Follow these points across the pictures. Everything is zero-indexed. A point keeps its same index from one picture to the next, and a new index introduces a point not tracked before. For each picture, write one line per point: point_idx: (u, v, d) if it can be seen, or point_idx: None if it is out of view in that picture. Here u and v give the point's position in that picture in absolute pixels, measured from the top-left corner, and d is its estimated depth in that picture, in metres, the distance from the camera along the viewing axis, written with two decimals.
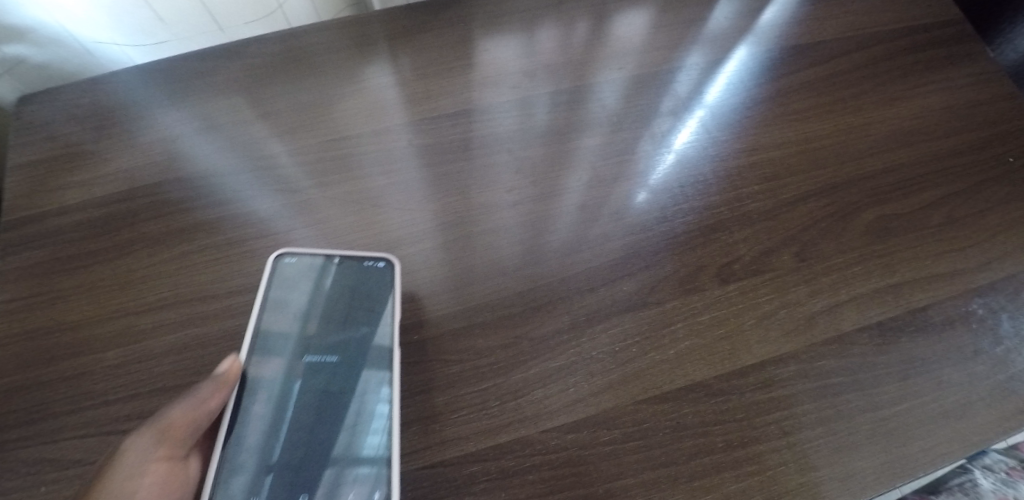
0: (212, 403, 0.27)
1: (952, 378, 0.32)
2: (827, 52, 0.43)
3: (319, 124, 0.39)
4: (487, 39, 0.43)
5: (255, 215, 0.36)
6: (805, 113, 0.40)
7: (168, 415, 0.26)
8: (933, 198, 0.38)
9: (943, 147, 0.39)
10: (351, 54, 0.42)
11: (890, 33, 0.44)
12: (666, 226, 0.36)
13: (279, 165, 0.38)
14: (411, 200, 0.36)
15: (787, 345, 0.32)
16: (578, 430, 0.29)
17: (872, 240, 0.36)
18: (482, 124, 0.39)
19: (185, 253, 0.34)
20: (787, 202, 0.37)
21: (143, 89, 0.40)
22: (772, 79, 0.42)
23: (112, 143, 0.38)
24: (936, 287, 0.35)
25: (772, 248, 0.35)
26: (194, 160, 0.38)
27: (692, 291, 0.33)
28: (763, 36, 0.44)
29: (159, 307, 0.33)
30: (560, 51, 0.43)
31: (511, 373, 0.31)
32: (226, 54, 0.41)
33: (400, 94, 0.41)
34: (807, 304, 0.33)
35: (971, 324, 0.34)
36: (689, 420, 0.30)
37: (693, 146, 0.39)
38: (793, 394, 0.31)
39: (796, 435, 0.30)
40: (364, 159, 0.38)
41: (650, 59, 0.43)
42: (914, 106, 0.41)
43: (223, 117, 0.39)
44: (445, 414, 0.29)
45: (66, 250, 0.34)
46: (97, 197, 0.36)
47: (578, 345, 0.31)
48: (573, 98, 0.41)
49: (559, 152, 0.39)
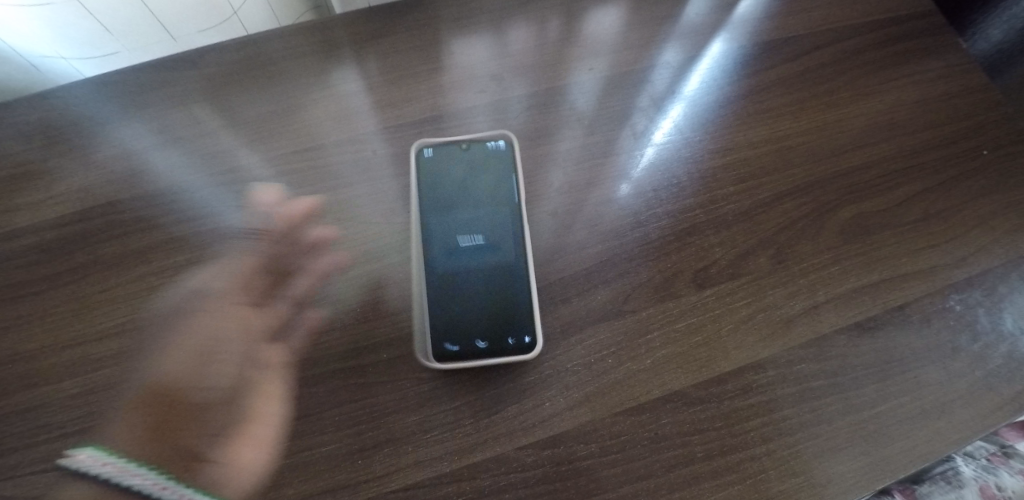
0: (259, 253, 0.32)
1: (929, 377, 0.32)
2: (801, 48, 0.42)
3: (283, 134, 0.38)
4: (455, 41, 0.42)
5: (218, 232, 0.34)
6: (779, 111, 0.40)
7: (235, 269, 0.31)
8: (908, 194, 0.37)
9: (918, 141, 0.39)
10: (314, 59, 0.41)
11: (864, 26, 0.43)
12: (643, 231, 0.35)
13: (243, 179, 0.36)
14: (380, 212, 0.35)
15: (765, 349, 0.32)
16: (555, 446, 0.29)
17: (849, 239, 0.35)
18: (453, 130, 0.38)
19: (144, 275, 0.33)
20: (764, 202, 0.36)
21: (94, 102, 0.38)
22: (747, 76, 0.41)
23: (65, 160, 0.36)
24: (913, 284, 0.35)
25: (748, 251, 0.34)
26: (153, 175, 0.36)
27: (668, 298, 0.33)
28: (737, 32, 0.43)
29: (117, 333, 0.31)
30: (532, 52, 0.42)
31: (484, 390, 0.30)
32: (182, 63, 0.40)
33: (367, 101, 0.39)
34: (785, 307, 0.33)
35: (949, 321, 0.34)
36: (667, 431, 0.29)
37: (669, 148, 0.38)
38: (772, 400, 0.31)
39: (775, 441, 0.30)
40: (330, 170, 0.37)
41: (623, 58, 0.42)
42: (888, 100, 0.40)
43: (183, 130, 0.38)
44: (418, 435, 0.29)
45: (18, 276, 0.33)
46: (49, 219, 0.34)
47: (553, 358, 0.31)
48: (547, 100, 0.40)
49: (534, 157, 0.38)
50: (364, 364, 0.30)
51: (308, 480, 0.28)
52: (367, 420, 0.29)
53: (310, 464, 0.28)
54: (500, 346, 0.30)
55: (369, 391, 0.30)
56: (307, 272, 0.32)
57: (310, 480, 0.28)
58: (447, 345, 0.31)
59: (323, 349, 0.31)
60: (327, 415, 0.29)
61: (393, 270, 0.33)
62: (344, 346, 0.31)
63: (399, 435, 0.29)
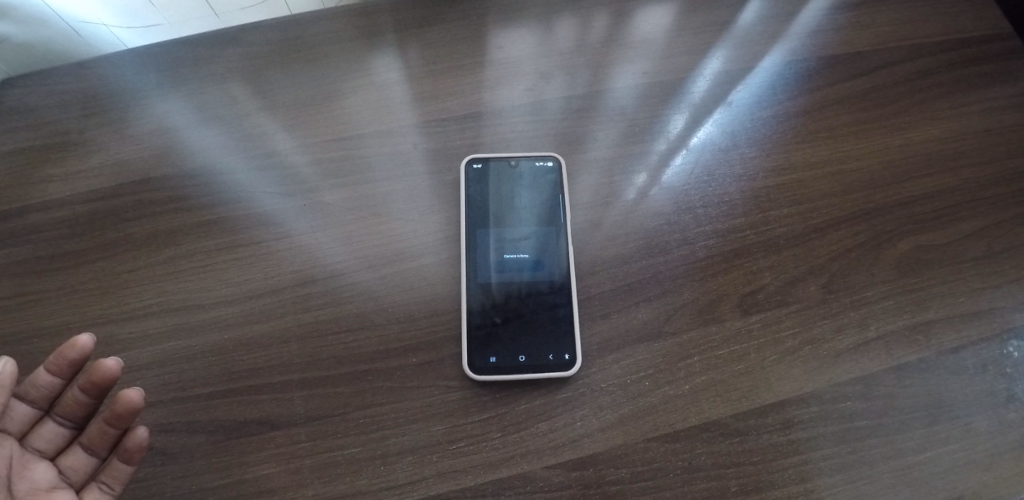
0: (41, 390, 0.26)
1: (986, 427, 0.29)
2: (866, 64, 0.40)
3: (320, 120, 0.37)
4: (501, 33, 0.40)
5: (250, 217, 0.33)
6: (838, 131, 0.38)
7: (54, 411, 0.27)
8: (972, 228, 0.35)
9: (985, 174, 0.37)
10: (355, 44, 0.39)
11: (933, 47, 0.41)
12: (687, 249, 0.33)
13: (278, 164, 0.35)
14: (416, 209, 0.34)
15: (810, 383, 0.30)
16: (584, 468, 0.28)
17: (904, 272, 0.33)
18: (494, 128, 0.37)
19: (174, 257, 0.32)
20: (817, 227, 0.34)
21: (135, 76, 0.37)
22: (806, 91, 0.39)
23: (101, 133, 0.36)
24: (972, 325, 0.32)
25: (798, 278, 0.33)
26: (187, 154, 0.35)
27: (711, 322, 0.31)
28: (798, 43, 0.41)
29: (145, 314, 0.31)
30: (580, 51, 0.40)
31: (515, 403, 0.29)
32: (224, 40, 0.39)
33: (407, 91, 0.38)
34: (833, 341, 0.31)
35: (1005, 368, 0.31)
36: (701, 461, 0.28)
37: (719, 162, 0.37)
38: (812, 438, 0.29)
39: (814, 481, 0.28)
40: (366, 161, 0.35)
41: (676, 62, 0.40)
42: (955, 127, 0.38)
43: (220, 109, 0.37)
44: (444, 445, 0.28)
45: (48, 248, 0.32)
46: (81, 192, 0.34)
47: (588, 376, 0.30)
48: (594, 103, 0.38)
49: (578, 162, 0.36)
50: (392, 367, 0.29)
51: (329, 483, 0.27)
52: (392, 425, 0.28)
53: (332, 465, 0.27)
54: (541, 362, 0.29)
55: (396, 396, 0.29)
56: (109, 412, 0.25)
57: (331, 483, 0.27)
58: (488, 357, 0.29)
59: (352, 348, 0.30)
60: (352, 417, 0.28)
61: (427, 271, 0.32)
62: (374, 346, 0.30)
63: (425, 443, 0.28)
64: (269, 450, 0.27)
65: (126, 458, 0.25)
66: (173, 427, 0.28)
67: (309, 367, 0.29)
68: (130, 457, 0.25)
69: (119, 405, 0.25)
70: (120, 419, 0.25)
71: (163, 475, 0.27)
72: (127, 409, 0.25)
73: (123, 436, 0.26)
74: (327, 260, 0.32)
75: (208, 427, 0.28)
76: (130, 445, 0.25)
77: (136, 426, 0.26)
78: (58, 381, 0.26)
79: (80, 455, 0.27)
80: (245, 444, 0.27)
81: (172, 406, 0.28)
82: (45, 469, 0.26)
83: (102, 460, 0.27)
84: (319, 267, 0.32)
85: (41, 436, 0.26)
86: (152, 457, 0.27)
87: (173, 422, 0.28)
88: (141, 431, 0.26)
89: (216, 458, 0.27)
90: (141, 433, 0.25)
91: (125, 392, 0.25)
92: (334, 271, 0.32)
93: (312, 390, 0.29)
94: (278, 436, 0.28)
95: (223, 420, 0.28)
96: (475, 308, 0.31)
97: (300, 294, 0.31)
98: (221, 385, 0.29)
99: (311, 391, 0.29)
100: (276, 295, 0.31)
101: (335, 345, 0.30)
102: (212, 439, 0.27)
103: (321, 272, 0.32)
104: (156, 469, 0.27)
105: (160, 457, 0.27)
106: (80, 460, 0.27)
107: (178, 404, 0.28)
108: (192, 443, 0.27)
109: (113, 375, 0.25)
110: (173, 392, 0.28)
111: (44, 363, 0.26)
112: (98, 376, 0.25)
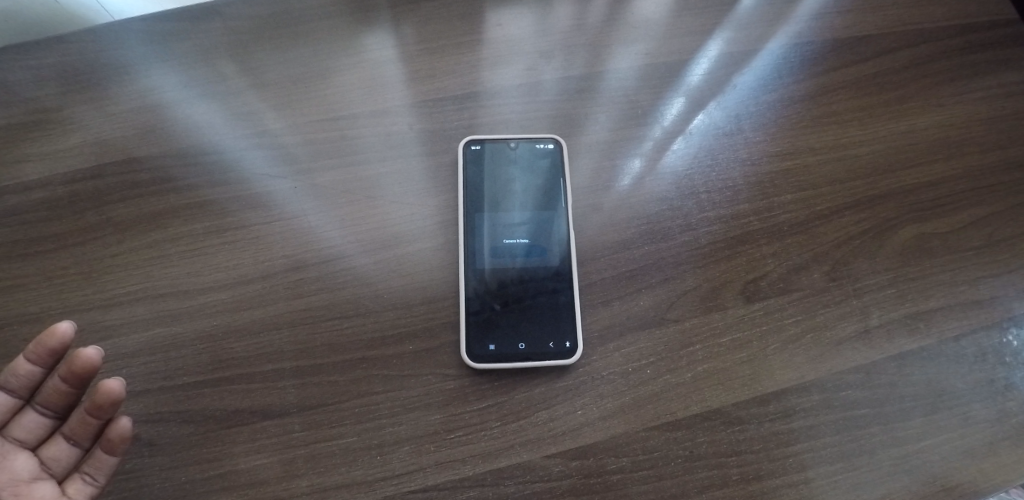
0: (20, 380, 0.25)
1: (984, 415, 0.29)
2: (872, 48, 0.39)
3: (311, 99, 0.35)
4: (498, 12, 0.39)
5: (241, 200, 0.32)
6: (844, 117, 0.37)
7: (33, 402, 0.26)
8: (975, 216, 0.34)
9: (988, 161, 0.36)
10: (348, 21, 0.38)
11: (941, 31, 0.40)
12: (690, 235, 0.33)
13: (268, 144, 0.34)
14: (411, 191, 0.33)
15: (813, 372, 0.30)
16: (584, 457, 0.27)
17: (907, 260, 0.33)
18: (493, 109, 0.36)
19: (160, 241, 0.31)
20: (821, 214, 0.34)
21: (115, 50, 0.36)
22: (810, 74, 0.38)
23: (80, 110, 0.34)
24: (973, 313, 0.32)
25: (802, 265, 0.32)
26: (172, 134, 0.34)
27: (714, 309, 0.31)
28: (803, 26, 0.40)
29: (129, 300, 0.29)
30: (579, 30, 0.39)
31: (514, 392, 0.28)
32: (210, 14, 0.37)
33: (401, 69, 0.37)
34: (835, 328, 0.31)
35: (1004, 357, 0.31)
36: (702, 450, 0.28)
37: (723, 146, 0.36)
38: (813, 426, 0.28)
39: (815, 470, 0.28)
40: (360, 142, 0.34)
41: (679, 43, 0.39)
42: (958, 113, 0.38)
43: (207, 86, 0.35)
44: (441, 434, 0.27)
45: (25, 232, 0.31)
46: (61, 173, 0.32)
47: (588, 364, 0.29)
48: (593, 84, 0.37)
49: (578, 145, 0.35)
50: (388, 355, 0.29)
51: (322, 473, 0.26)
52: (388, 414, 0.27)
53: (325, 456, 0.26)
54: (541, 350, 0.29)
55: (391, 385, 0.28)
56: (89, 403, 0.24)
57: (325, 473, 0.26)
58: (487, 345, 0.29)
59: (346, 334, 0.29)
60: (346, 406, 0.27)
61: (424, 256, 0.31)
62: (370, 333, 0.29)
63: (422, 433, 0.27)
64: (261, 440, 0.27)
65: (108, 448, 0.24)
66: (161, 417, 0.27)
67: (302, 355, 0.28)
68: (113, 448, 0.24)
69: (98, 395, 0.24)
70: (100, 410, 0.24)
71: (151, 466, 0.26)
72: (107, 400, 0.24)
73: (104, 427, 0.25)
74: (320, 244, 0.31)
75: (197, 417, 0.27)
76: (113, 436, 0.24)
77: (120, 417, 0.25)
78: (39, 371, 0.25)
79: (59, 447, 0.25)
80: (235, 434, 0.27)
81: (159, 396, 0.27)
82: (26, 460, 0.25)
83: (87, 450, 0.26)
84: (314, 251, 0.31)
85: (20, 427, 0.25)
86: (140, 447, 0.26)
87: (162, 412, 0.27)
88: (124, 421, 0.24)
89: (206, 447, 0.26)
90: (126, 423, 0.24)
91: (107, 382, 0.24)
92: (328, 256, 0.31)
93: (304, 379, 0.28)
94: (270, 426, 0.27)
95: (213, 410, 0.27)
96: (474, 295, 0.30)
97: (293, 279, 0.30)
98: (210, 374, 0.28)
99: (304, 379, 0.28)
100: (267, 280, 0.30)
101: (329, 332, 0.29)
102: (201, 429, 0.27)
103: (314, 257, 0.31)
104: (144, 460, 0.26)
105: (148, 448, 0.26)
106: (59, 450, 0.25)
107: (166, 393, 0.27)
108: (181, 433, 0.26)
109: (94, 365, 0.24)
110: (159, 381, 0.28)
111: (25, 352, 0.25)
112: (77, 367, 0.24)
